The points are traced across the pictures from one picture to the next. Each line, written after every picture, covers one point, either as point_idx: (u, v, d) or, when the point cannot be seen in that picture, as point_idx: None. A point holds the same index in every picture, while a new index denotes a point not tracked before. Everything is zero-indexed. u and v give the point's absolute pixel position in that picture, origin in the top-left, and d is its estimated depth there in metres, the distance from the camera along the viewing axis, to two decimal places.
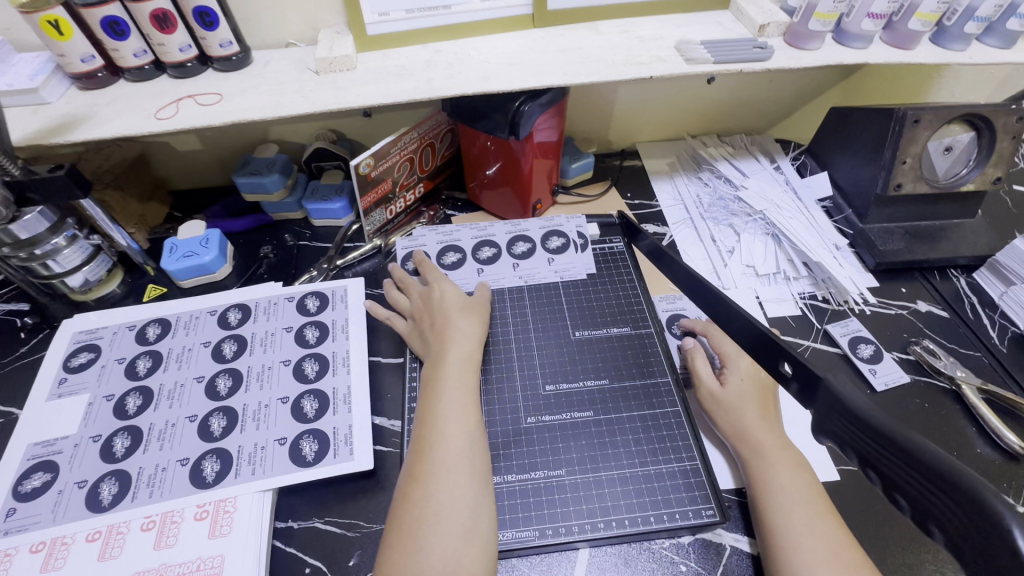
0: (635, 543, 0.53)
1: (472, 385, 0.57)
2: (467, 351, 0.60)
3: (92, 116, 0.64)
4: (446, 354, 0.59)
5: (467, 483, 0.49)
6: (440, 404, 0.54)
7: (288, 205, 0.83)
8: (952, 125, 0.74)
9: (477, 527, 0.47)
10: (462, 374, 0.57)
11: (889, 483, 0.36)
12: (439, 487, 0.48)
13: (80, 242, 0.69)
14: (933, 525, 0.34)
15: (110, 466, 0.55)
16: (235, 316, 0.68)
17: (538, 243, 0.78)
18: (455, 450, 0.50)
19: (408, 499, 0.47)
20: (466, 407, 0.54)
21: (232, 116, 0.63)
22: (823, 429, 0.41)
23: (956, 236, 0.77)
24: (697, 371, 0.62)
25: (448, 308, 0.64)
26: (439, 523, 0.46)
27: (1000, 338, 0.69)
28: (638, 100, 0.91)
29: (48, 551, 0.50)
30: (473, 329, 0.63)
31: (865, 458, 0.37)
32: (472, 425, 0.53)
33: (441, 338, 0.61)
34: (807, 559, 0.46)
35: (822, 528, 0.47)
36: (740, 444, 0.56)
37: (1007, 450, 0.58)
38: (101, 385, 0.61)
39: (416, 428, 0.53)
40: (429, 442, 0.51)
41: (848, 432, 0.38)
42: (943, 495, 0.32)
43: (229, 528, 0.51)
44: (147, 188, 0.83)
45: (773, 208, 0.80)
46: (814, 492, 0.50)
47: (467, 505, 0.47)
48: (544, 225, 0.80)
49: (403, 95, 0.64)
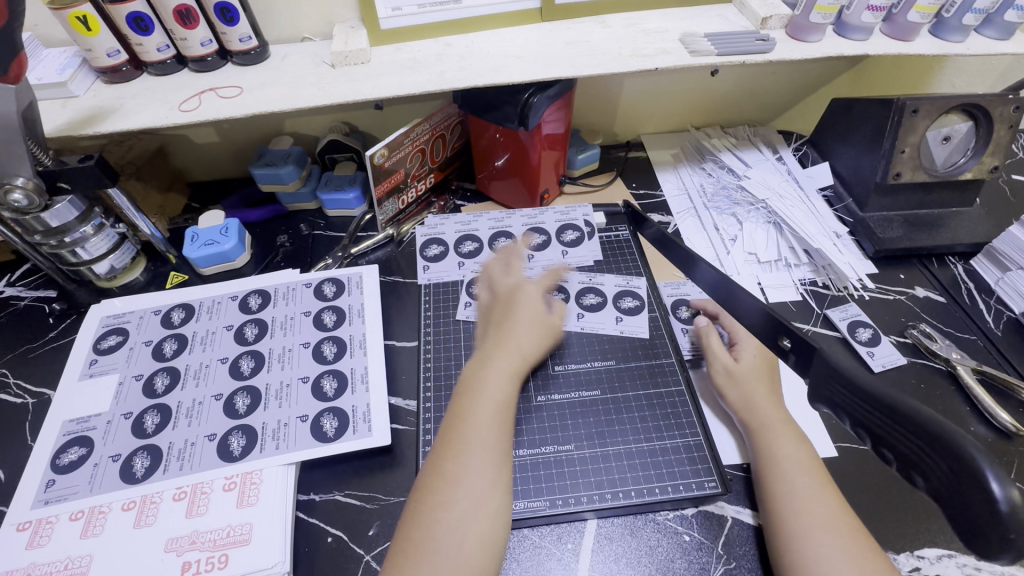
0: (640, 514, 0.56)
1: (513, 390, 0.54)
2: (515, 362, 0.56)
3: (118, 108, 0.66)
4: (493, 360, 0.55)
5: (491, 480, 0.48)
6: (472, 402, 0.52)
7: (303, 195, 0.85)
8: (950, 115, 0.76)
9: (489, 523, 0.47)
10: (504, 380, 0.54)
11: (877, 440, 0.39)
12: (460, 479, 0.48)
13: (107, 230, 0.72)
14: (916, 474, 0.36)
15: (142, 440, 0.58)
16: (256, 301, 0.71)
17: (608, 300, 0.73)
18: (478, 463, 0.48)
19: (428, 489, 0.48)
20: (501, 409, 0.52)
21: (253, 108, 0.66)
22: (819, 395, 0.44)
23: (954, 224, 0.79)
24: (711, 350, 0.65)
25: (514, 312, 0.60)
26: (450, 514, 0.46)
27: (995, 322, 0.71)
28: (644, 92, 0.93)
29: (87, 519, 0.53)
30: (530, 343, 0.58)
31: (857, 419, 0.40)
32: (500, 429, 0.51)
33: (495, 344, 0.57)
34: (809, 523, 0.48)
35: (825, 495, 0.50)
36: (750, 416, 0.58)
37: (1001, 429, 0.60)
38: (130, 366, 0.64)
39: (444, 431, 0.51)
40: (454, 451, 0.49)
41: (841, 395, 0.42)
42: (921, 443, 0.35)
43: (256, 498, 0.54)
44: (166, 180, 0.86)
45: (776, 197, 0.83)
46: (816, 462, 0.53)
47: (484, 500, 0.47)
48: (621, 283, 0.75)
49: (416, 87, 0.67)
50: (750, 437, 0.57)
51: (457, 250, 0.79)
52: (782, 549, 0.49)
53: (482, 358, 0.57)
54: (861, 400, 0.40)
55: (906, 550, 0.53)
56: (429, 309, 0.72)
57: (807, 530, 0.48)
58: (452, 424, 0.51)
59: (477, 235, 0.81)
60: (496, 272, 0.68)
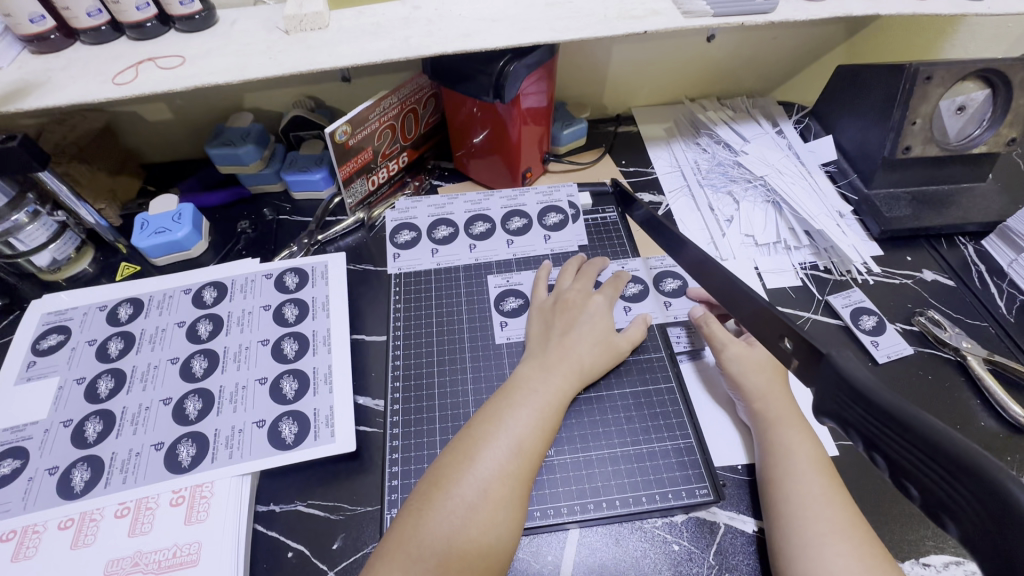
0: (627, 522, 0.52)
1: (563, 402, 0.53)
2: (566, 372, 0.55)
3: (45, 82, 0.59)
4: (543, 370, 0.55)
5: (510, 481, 0.46)
6: (514, 404, 0.51)
7: (266, 176, 0.78)
8: (964, 83, 0.68)
9: (494, 528, 0.44)
10: (548, 388, 0.53)
11: (899, 470, 0.36)
12: (477, 476, 0.46)
13: (44, 218, 0.66)
14: (947, 517, 0.34)
15: (82, 451, 0.53)
16: (211, 295, 0.65)
17: (649, 286, 0.67)
18: (500, 463, 0.47)
19: (437, 482, 0.46)
20: (544, 415, 0.51)
21: (196, 80, 0.58)
22: (830, 411, 0.41)
23: (965, 202, 0.74)
24: (715, 338, 0.60)
25: (578, 324, 0.59)
26: (455, 507, 0.44)
27: (1008, 307, 0.66)
28: (634, 61, 0.86)
29: (19, 540, 0.49)
30: (591, 361, 0.57)
31: (883, 449, 0.37)
32: (534, 433, 0.50)
33: (550, 354, 0.56)
34: (821, 529, 0.45)
35: (835, 497, 0.47)
36: (763, 408, 0.54)
37: (1012, 423, 0.56)
38: (72, 368, 0.59)
39: (474, 426, 0.50)
40: (478, 445, 0.48)
41: (853, 413, 0.38)
42: (956, 483, 0.33)
43: (206, 514, 0.50)
44: (117, 161, 0.79)
45: (774, 173, 0.77)
46: (824, 461, 0.50)
47: (496, 503, 0.45)
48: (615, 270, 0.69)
49: (379, 55, 0.59)
50: (760, 432, 0.53)
51: (430, 235, 0.73)
52: (787, 554, 0.45)
53: (531, 364, 0.56)
54: (880, 422, 0.36)
55: (911, 558, 0.49)
56: (400, 301, 0.67)
57: (815, 535, 0.45)
58: (482, 421, 0.50)
59: (453, 219, 0.75)
60: (564, 277, 0.66)
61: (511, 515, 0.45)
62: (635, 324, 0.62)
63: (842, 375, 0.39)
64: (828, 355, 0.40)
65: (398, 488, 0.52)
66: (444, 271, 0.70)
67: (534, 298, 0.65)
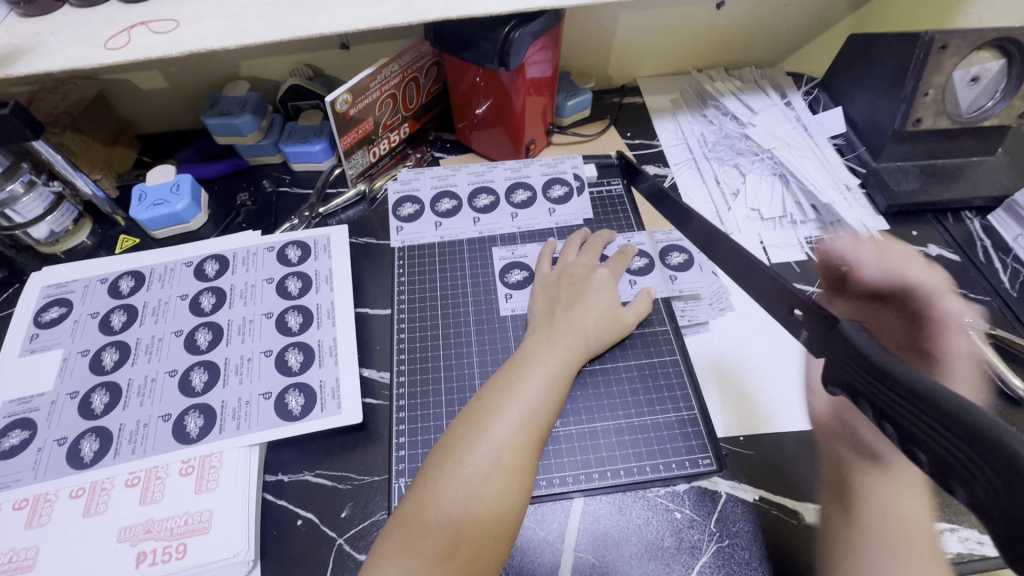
0: (631, 491, 0.53)
1: (571, 373, 0.54)
2: (571, 344, 0.55)
3: (35, 46, 0.56)
4: (550, 346, 0.54)
5: (521, 451, 0.47)
6: (523, 374, 0.52)
7: (264, 147, 0.76)
8: (980, 52, 0.66)
9: (507, 497, 0.45)
10: (555, 359, 0.53)
11: (907, 437, 0.37)
12: (489, 445, 0.46)
13: (40, 189, 0.64)
14: (955, 482, 0.34)
15: (90, 423, 0.53)
16: (213, 268, 0.64)
17: (654, 259, 0.67)
18: (510, 432, 0.47)
19: (450, 451, 0.46)
20: (552, 386, 0.51)
21: (191, 45, 0.56)
22: (840, 379, 0.41)
23: (973, 175, 0.73)
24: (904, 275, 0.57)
25: (584, 298, 0.59)
26: (468, 476, 0.45)
27: (1011, 282, 0.66)
28: (639, 29, 0.84)
29: (32, 508, 0.49)
30: (597, 334, 0.57)
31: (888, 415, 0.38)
32: (543, 403, 0.50)
33: (559, 327, 0.56)
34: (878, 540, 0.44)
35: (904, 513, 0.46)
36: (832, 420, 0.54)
37: (1011, 395, 0.57)
38: (75, 340, 0.59)
39: (484, 396, 0.50)
40: (488, 416, 0.48)
41: (861, 382, 0.40)
42: (964, 448, 0.33)
43: (215, 483, 0.50)
44: (112, 131, 0.77)
45: (782, 146, 0.76)
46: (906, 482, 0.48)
47: (508, 472, 0.46)
48: (621, 242, 0.69)
49: (380, 19, 0.57)
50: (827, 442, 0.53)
51: (433, 208, 0.72)
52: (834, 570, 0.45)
53: (536, 336, 0.56)
54: (890, 391, 0.37)
55: None
56: (403, 275, 0.66)
57: (899, 546, 0.44)
58: (493, 391, 0.51)
59: (456, 191, 0.74)
60: (569, 250, 0.65)
61: (523, 484, 0.46)
62: (639, 295, 0.62)
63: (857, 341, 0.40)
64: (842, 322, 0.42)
65: (405, 459, 0.53)
66: (447, 244, 0.69)
67: (538, 272, 0.64)
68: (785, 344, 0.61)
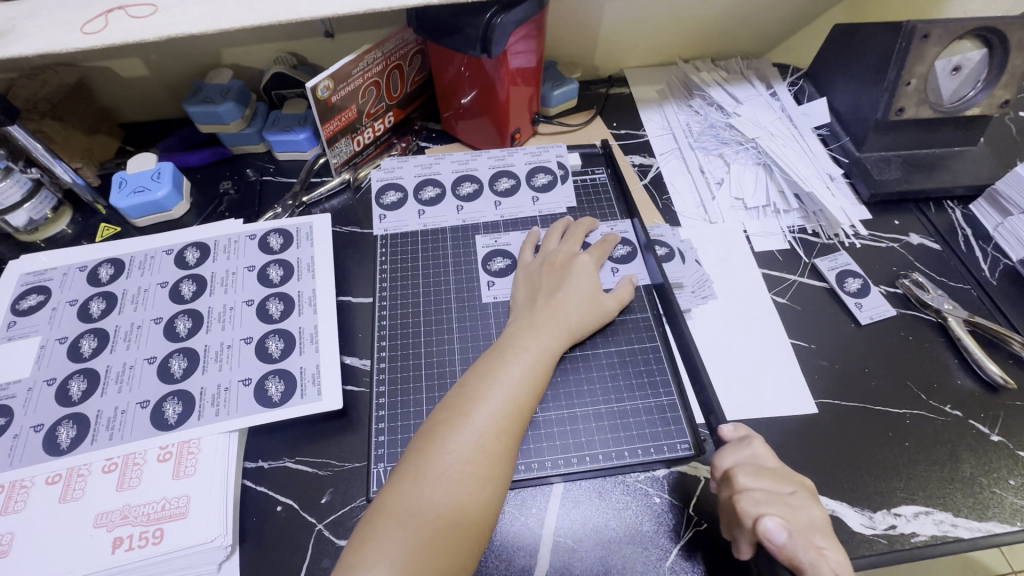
0: (610, 476, 0.53)
1: (553, 360, 0.54)
2: (553, 330, 0.55)
3: (9, 30, 0.55)
4: (533, 333, 0.54)
5: (504, 436, 0.47)
6: (505, 360, 0.52)
7: (247, 136, 0.76)
8: (962, 42, 0.66)
9: (490, 480, 0.45)
10: (537, 346, 0.53)
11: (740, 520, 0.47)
12: (471, 430, 0.46)
13: (17, 175, 0.64)
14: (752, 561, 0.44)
15: (67, 409, 0.53)
16: (193, 255, 0.64)
17: (638, 248, 0.67)
18: (493, 418, 0.47)
19: (433, 436, 0.46)
20: (534, 372, 0.52)
21: (169, 30, 0.55)
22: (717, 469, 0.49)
23: (954, 166, 0.74)
24: None
25: (566, 285, 0.59)
26: (451, 461, 0.45)
27: (991, 270, 0.67)
28: (626, 19, 0.84)
29: (7, 494, 0.49)
30: (579, 321, 0.57)
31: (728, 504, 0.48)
32: (525, 389, 0.50)
33: (541, 314, 0.56)
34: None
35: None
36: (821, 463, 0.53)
37: (988, 382, 0.57)
38: (53, 328, 0.59)
39: (467, 382, 0.50)
40: (470, 402, 0.48)
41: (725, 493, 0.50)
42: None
43: (193, 469, 0.50)
44: (93, 120, 0.76)
45: (766, 135, 0.76)
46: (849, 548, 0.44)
47: (492, 456, 0.46)
48: (605, 230, 0.69)
49: (360, 5, 0.57)
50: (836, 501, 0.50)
51: (417, 196, 0.72)
52: None
53: (519, 324, 0.56)
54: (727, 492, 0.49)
55: (883, 508, 0.51)
56: (386, 263, 0.66)
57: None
58: (476, 377, 0.51)
59: (440, 179, 0.74)
60: (552, 238, 0.65)
61: (506, 468, 0.46)
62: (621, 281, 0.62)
63: (740, 458, 0.46)
64: (742, 438, 0.49)
65: (385, 444, 0.53)
66: (430, 232, 0.69)
67: (520, 260, 0.64)
68: (765, 333, 0.62)
